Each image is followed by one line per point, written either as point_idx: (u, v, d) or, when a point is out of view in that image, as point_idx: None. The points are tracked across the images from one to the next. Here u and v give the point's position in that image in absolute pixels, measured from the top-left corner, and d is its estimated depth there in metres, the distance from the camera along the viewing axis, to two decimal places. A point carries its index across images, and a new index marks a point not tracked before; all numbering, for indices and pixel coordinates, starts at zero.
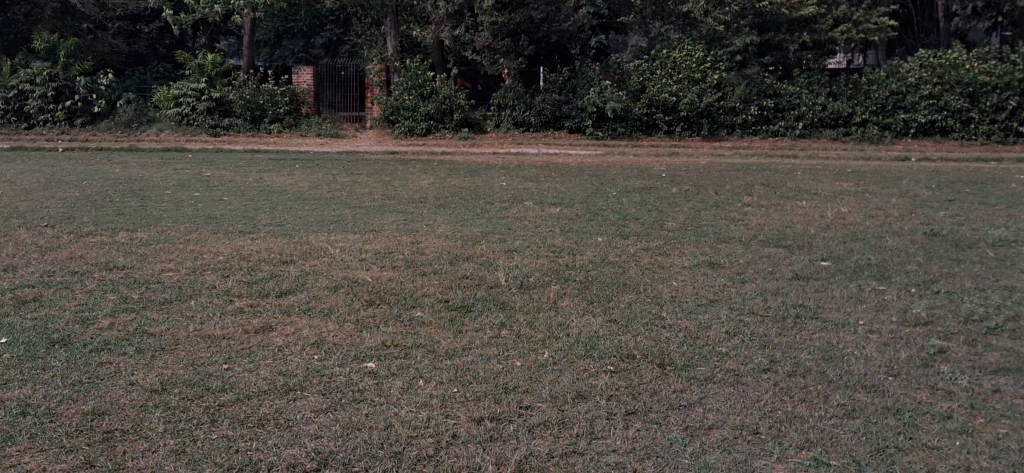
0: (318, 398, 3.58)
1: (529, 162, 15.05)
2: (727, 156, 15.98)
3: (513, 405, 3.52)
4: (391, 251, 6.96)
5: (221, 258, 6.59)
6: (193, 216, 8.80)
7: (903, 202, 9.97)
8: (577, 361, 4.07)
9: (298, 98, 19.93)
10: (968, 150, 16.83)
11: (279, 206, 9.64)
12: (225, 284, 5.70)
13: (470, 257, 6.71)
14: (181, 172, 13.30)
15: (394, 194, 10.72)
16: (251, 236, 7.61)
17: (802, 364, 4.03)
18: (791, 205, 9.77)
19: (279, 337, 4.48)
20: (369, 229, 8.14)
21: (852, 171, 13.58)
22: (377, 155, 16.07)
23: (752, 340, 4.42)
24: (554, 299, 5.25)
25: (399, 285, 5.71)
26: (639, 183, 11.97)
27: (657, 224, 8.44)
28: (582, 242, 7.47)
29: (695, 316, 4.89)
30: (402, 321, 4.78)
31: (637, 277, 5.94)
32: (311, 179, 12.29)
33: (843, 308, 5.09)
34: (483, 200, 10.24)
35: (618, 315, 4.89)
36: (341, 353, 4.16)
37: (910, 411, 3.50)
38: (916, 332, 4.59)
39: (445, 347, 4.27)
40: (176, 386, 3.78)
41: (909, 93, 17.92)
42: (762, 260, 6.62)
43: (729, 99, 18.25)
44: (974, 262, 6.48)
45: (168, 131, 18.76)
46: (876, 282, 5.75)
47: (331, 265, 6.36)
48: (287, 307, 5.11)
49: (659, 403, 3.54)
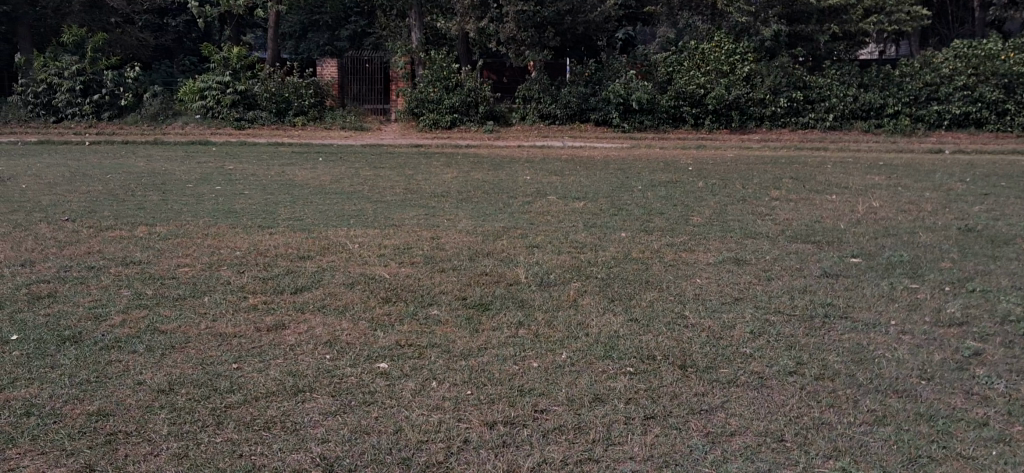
0: (327, 400, 3.47)
1: (554, 155, 14.92)
2: (756, 149, 15.74)
3: (528, 408, 3.39)
4: (410, 247, 6.86)
5: (239, 253, 6.51)
6: (213, 210, 8.75)
7: (936, 196, 9.75)
8: (596, 362, 3.94)
9: (323, 91, 19.91)
10: (1003, 143, 16.48)
11: (301, 199, 9.58)
12: (241, 280, 5.61)
13: (490, 253, 6.60)
14: (205, 165, 13.29)
15: (417, 188, 10.64)
16: (270, 231, 7.54)
17: (830, 367, 3.88)
18: (821, 199, 9.57)
19: (291, 335, 4.39)
20: (390, 223, 8.05)
21: (884, 164, 13.32)
22: (402, 148, 15.99)
23: (778, 341, 4.27)
24: (574, 297, 5.12)
25: (417, 281, 5.61)
26: (665, 176, 11.80)
27: (682, 218, 8.29)
28: (605, 237, 7.33)
29: (719, 315, 4.75)
30: (417, 319, 4.67)
31: (660, 274, 5.80)
32: (334, 172, 12.23)
33: (874, 308, 4.91)
34: (506, 194, 10.13)
35: (639, 313, 4.75)
36: (353, 352, 4.06)
37: (945, 418, 3.34)
38: (950, 333, 4.42)
39: (460, 347, 4.16)
40: (184, 386, 3.68)
41: (942, 85, 17.58)
42: (790, 256, 6.45)
43: (758, 91, 17.99)
44: (1011, 259, 6.27)
45: (194, 124, 18.78)
46: (908, 279, 5.57)
47: (348, 261, 6.26)
48: (301, 304, 5.02)
49: (679, 407, 3.40)
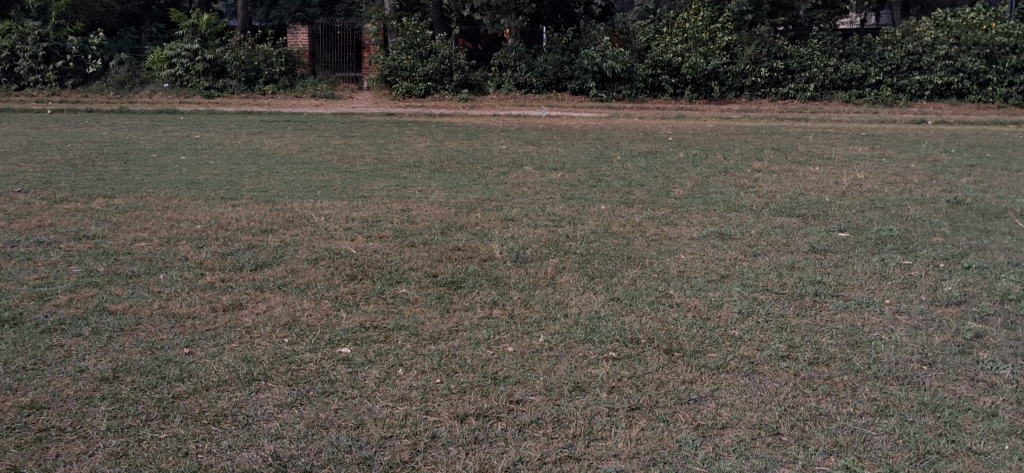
0: (284, 390, 3.16)
1: (531, 124, 14.60)
2: (737, 119, 15.53)
3: (503, 399, 3.12)
4: (380, 220, 6.56)
5: (200, 227, 6.16)
6: (175, 181, 8.39)
7: (922, 167, 9.52)
8: (576, 345, 3.68)
9: (294, 58, 19.45)
10: (985, 114, 16.32)
11: (267, 170, 9.23)
12: (199, 256, 5.28)
13: (464, 226, 6.30)
14: (170, 134, 12.89)
15: (388, 157, 10.31)
16: (233, 203, 7.20)
17: (825, 350, 3.63)
18: (804, 170, 9.34)
19: (248, 316, 4.09)
20: (359, 195, 7.74)
21: (866, 134, 13.12)
22: (375, 117, 15.64)
23: (768, 321, 4.02)
24: (553, 274, 4.85)
25: (385, 257, 5.31)
26: (645, 147, 11.55)
27: (664, 191, 8.03)
28: (584, 210, 7.06)
29: (704, 294, 4.49)
30: (385, 299, 4.38)
31: (641, 249, 5.54)
32: (303, 142, 11.88)
33: (867, 286, 4.67)
34: (480, 164, 9.82)
35: (621, 292, 4.49)
36: (314, 336, 3.77)
37: (951, 409, 3.10)
38: (948, 314, 4.19)
39: (431, 329, 3.88)
40: (130, 372, 3.32)
41: (924, 54, 17.36)
42: (775, 230, 6.20)
43: (737, 62, 17.71)
44: (1003, 234, 6.06)
45: (162, 92, 18.26)
46: (900, 256, 5.35)
47: (314, 235, 5.95)
48: (261, 282, 4.71)
49: (666, 396, 3.13)
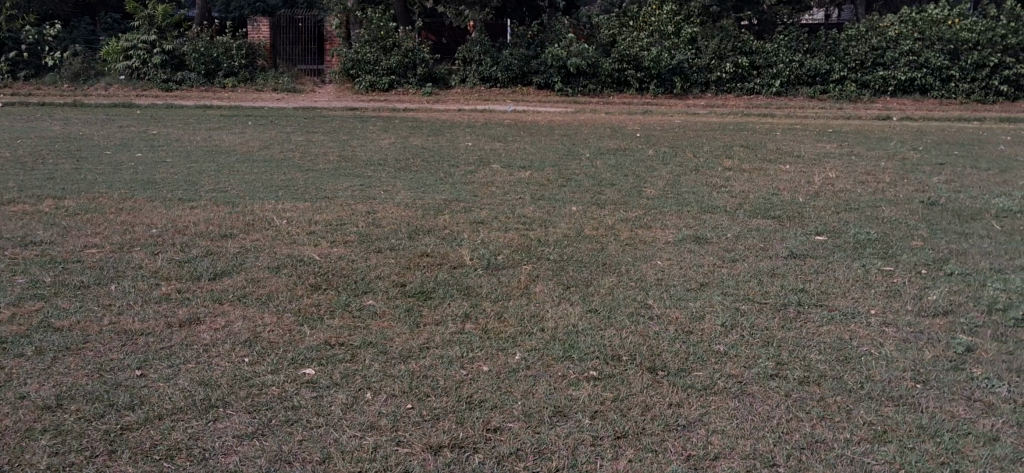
0: (244, 418, 2.93)
1: (496, 120, 14.39)
2: (703, 115, 15.44)
3: (479, 427, 2.92)
4: (344, 223, 6.32)
5: (155, 231, 5.89)
6: (130, 181, 8.08)
7: (892, 166, 9.45)
8: (554, 364, 3.49)
9: (255, 51, 18.92)
10: (948, 110, 16.38)
11: (226, 168, 8.94)
12: (154, 264, 5.02)
13: (432, 230, 6.07)
14: (125, 129, 12.52)
15: (351, 155, 10.06)
16: (190, 205, 6.92)
17: (815, 368, 3.47)
18: (775, 169, 9.22)
19: (205, 332, 3.84)
20: (322, 195, 7.49)
21: (833, 131, 13.07)
22: (337, 111, 15.34)
23: (753, 335, 3.86)
24: (526, 283, 4.65)
25: (350, 264, 5.08)
26: (613, 144, 11.37)
27: (635, 191, 7.87)
28: (555, 212, 6.87)
29: (684, 304, 4.32)
30: (350, 312, 4.15)
31: (616, 255, 5.35)
32: (263, 138, 11.58)
33: (851, 295, 4.53)
34: (446, 162, 9.59)
35: (598, 303, 4.31)
36: (276, 355, 3.54)
37: (950, 433, 2.95)
38: (936, 326, 4.06)
39: (401, 346, 3.66)
40: (75, 400, 3.06)
41: (888, 50, 17.37)
42: (752, 233, 6.05)
43: (702, 56, 17.62)
44: (982, 237, 5.95)
45: (118, 85, 17.79)
46: (881, 261, 5.21)
47: (276, 240, 5.70)
48: (220, 293, 4.46)
49: (654, 422, 2.96)
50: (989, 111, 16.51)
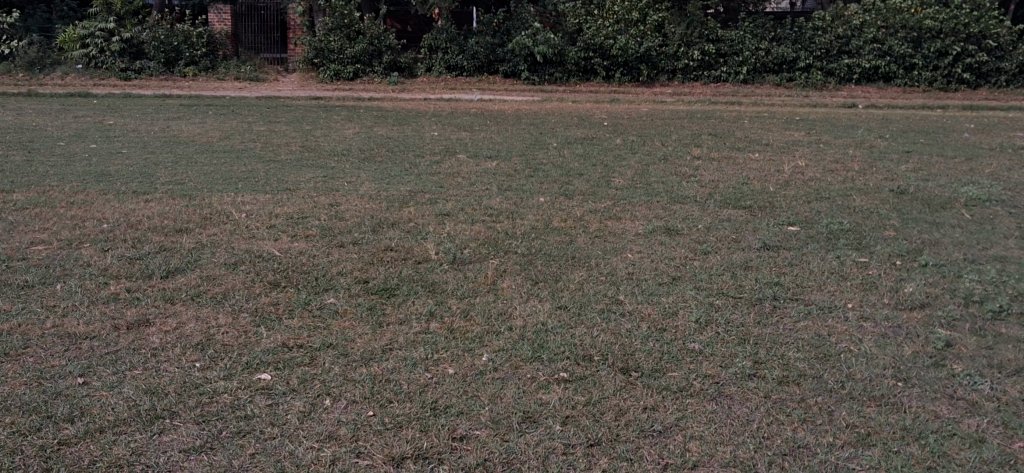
0: (191, 429, 2.75)
1: (462, 108, 14.19)
2: (670, 103, 15.32)
3: (443, 435, 2.76)
4: (305, 216, 6.11)
5: (106, 226, 5.65)
6: (82, 173, 7.81)
7: (860, 154, 9.39)
8: (523, 365, 3.33)
9: (217, 40, 18.61)
10: (912, 98, 16.44)
11: (184, 160, 8.68)
12: (104, 262, 4.79)
13: (396, 223, 5.88)
14: (81, 120, 12.18)
15: (315, 145, 9.83)
16: (145, 198, 6.67)
17: (794, 367, 3.34)
18: (744, 157, 9.13)
19: (154, 335, 3.64)
20: (283, 187, 7.28)
21: (800, 119, 13.04)
22: (301, 101, 15.06)
23: (729, 332, 3.73)
24: (493, 279, 4.50)
25: (311, 259, 4.89)
26: (580, 132, 11.24)
27: (604, 180, 7.73)
28: (522, 203, 6.71)
29: (657, 299, 4.19)
30: (310, 311, 3.97)
31: (586, 248, 5.21)
32: (224, 128, 11.31)
33: (826, 288, 4.42)
34: (411, 152, 9.41)
35: (568, 299, 4.16)
36: (230, 359, 3.35)
37: (935, 434, 2.83)
38: (914, 320, 3.95)
39: (362, 348, 3.48)
40: (10, 413, 2.86)
41: (853, 38, 17.39)
42: (723, 224, 5.93)
43: (669, 44, 17.50)
44: (954, 226, 5.88)
45: (74, 74, 17.36)
46: (855, 253, 5.12)
47: (234, 235, 5.49)
48: (172, 292, 4.26)
49: (628, 428, 2.82)
50: (953, 99, 16.60)
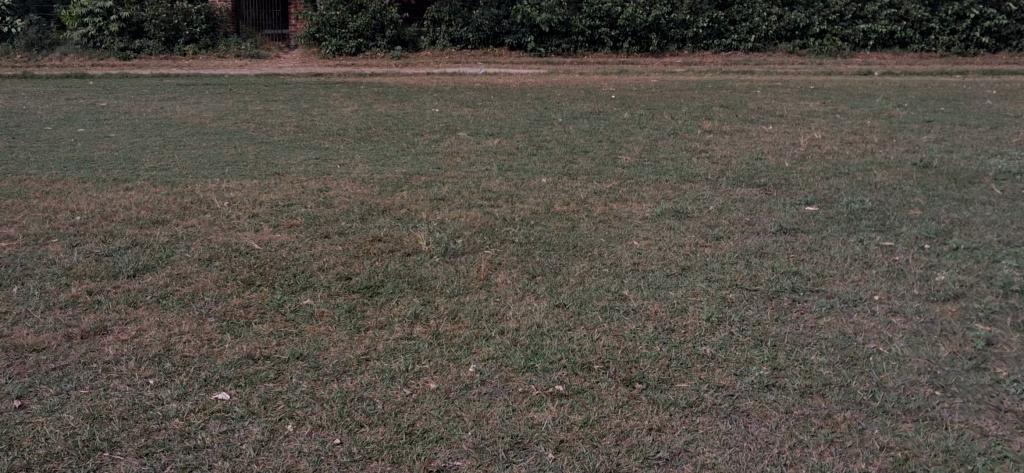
0: (132, 466, 2.45)
1: (466, 83, 13.78)
2: (680, 73, 14.86)
3: (418, 469, 2.43)
4: (291, 203, 5.76)
5: (78, 220, 5.31)
6: (65, 160, 7.47)
7: (879, 124, 8.98)
8: (513, 378, 2.98)
9: (216, 17, 18.11)
10: (929, 63, 15.94)
11: (173, 143, 8.33)
12: (68, 260, 4.45)
13: (388, 210, 5.52)
14: (73, 102, 11.85)
15: (310, 125, 9.46)
16: (126, 186, 6.32)
17: (818, 374, 2.97)
18: (757, 130, 8.74)
19: (110, 345, 3.31)
20: (272, 171, 6.93)
21: (815, 87, 12.59)
22: (300, 78, 14.67)
23: (743, 333, 3.36)
24: (486, 273, 4.13)
25: (292, 253, 4.54)
26: (587, 106, 10.84)
27: (610, 158, 7.36)
28: (523, 184, 6.34)
29: (664, 294, 3.83)
30: (283, 315, 3.61)
31: (589, 235, 4.84)
32: (218, 108, 10.96)
33: (850, 278, 4.03)
34: (410, 130, 9.04)
35: (567, 296, 3.79)
36: (189, 376, 3.02)
37: (982, 457, 2.47)
38: (948, 313, 3.57)
39: (334, 358, 3.14)
40: None
41: (869, 3, 16.83)
42: (736, 205, 5.55)
43: (678, 11, 17.02)
44: (985, 203, 5.47)
45: (73, 55, 16.99)
46: (878, 235, 4.73)
47: (213, 226, 5.14)
48: (137, 294, 3.92)
49: (629, 457, 2.48)
50: (972, 63, 16.11)
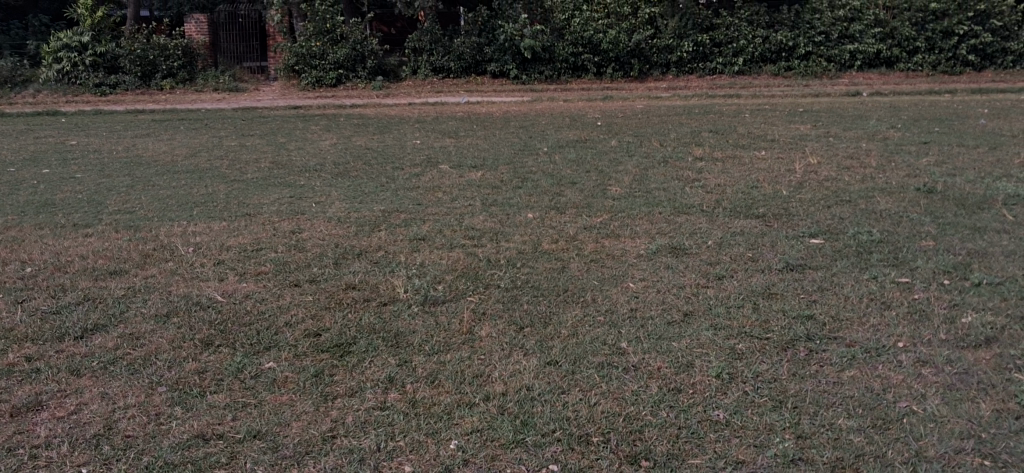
0: None
1: (448, 113, 13.47)
2: (665, 98, 14.61)
3: None
4: (260, 247, 5.38)
5: (29, 272, 4.91)
6: (24, 204, 7.05)
7: (874, 147, 8.68)
8: (502, 455, 2.61)
9: (194, 51, 17.79)
10: (916, 82, 15.75)
11: (142, 183, 7.94)
12: (10, 320, 4.04)
13: (364, 252, 5.15)
14: (41, 140, 11.46)
15: (286, 160, 9.11)
16: (85, 232, 5.93)
17: (848, 444, 2.62)
18: (750, 156, 8.43)
19: (42, 424, 2.91)
20: (243, 211, 6.55)
21: (804, 110, 12.33)
22: (278, 111, 14.35)
23: (759, 392, 3.00)
24: (470, 325, 3.75)
25: (257, 306, 4.15)
26: (572, 134, 10.52)
27: (598, 189, 7.01)
28: (509, 220, 5.98)
29: (667, 345, 3.45)
30: (242, 382, 3.22)
31: (580, 277, 4.48)
32: (191, 144, 10.60)
33: (869, 321, 3.67)
34: (390, 164, 8.68)
35: (560, 351, 3.41)
36: (129, 463, 2.63)
37: None
38: (984, 362, 3.21)
39: (297, 436, 2.75)
40: None
41: (855, 22, 16.63)
42: (736, 238, 5.20)
43: (662, 36, 16.78)
44: (1000, 231, 5.14)
45: (46, 91, 16.51)
46: (894, 271, 4.38)
47: (174, 276, 4.75)
48: (82, 359, 3.52)
49: None
50: (960, 82, 15.91)
